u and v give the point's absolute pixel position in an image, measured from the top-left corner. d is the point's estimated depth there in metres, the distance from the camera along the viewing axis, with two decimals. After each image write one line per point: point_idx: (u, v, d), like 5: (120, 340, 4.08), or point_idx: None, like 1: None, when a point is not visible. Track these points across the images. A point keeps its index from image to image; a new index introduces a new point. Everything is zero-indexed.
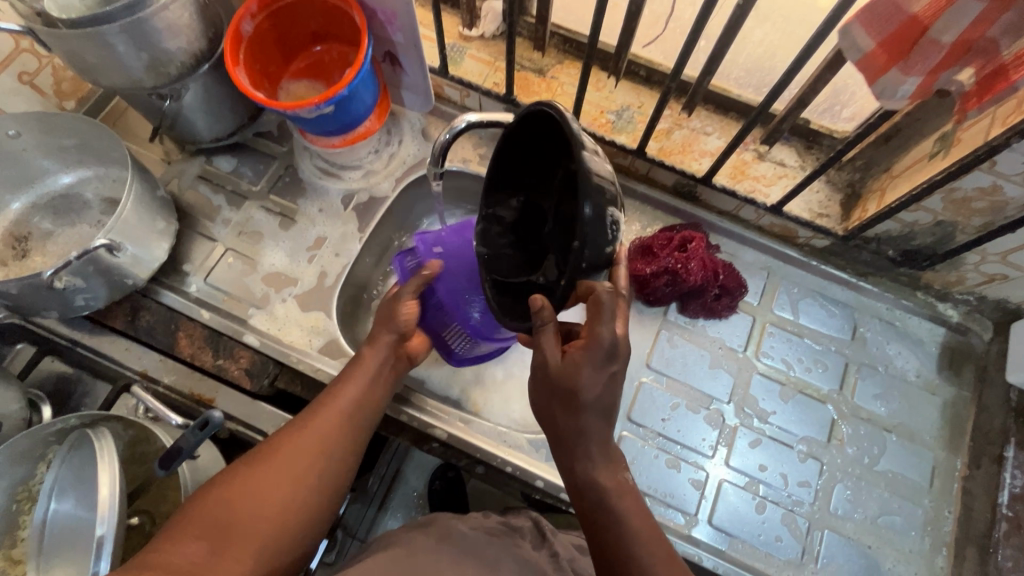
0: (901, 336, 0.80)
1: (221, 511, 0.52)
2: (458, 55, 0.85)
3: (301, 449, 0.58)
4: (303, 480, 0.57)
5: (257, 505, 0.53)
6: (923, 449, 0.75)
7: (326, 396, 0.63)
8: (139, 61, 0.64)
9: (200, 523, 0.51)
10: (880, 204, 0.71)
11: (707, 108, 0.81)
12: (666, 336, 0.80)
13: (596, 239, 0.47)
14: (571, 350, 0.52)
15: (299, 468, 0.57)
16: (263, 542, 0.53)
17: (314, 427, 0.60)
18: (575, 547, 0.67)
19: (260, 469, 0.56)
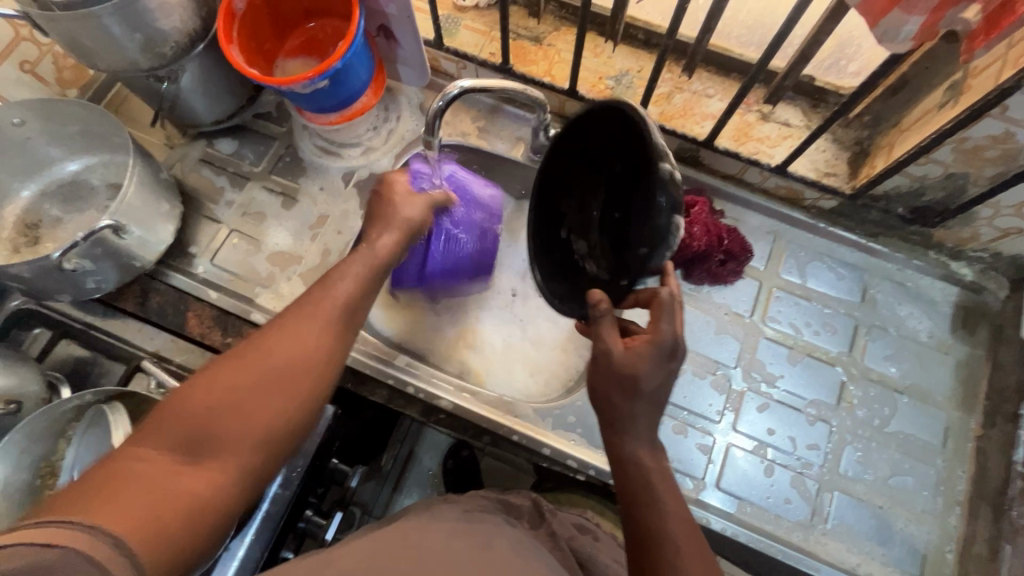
0: (913, 296, 0.79)
1: (200, 411, 0.45)
2: (453, 26, 0.84)
3: (288, 346, 0.50)
4: (292, 377, 0.49)
5: (238, 407, 0.47)
6: (936, 409, 0.74)
7: (315, 291, 0.55)
8: (134, 42, 0.64)
9: (175, 426, 0.45)
10: (888, 160, 0.70)
11: (708, 69, 0.79)
12: None
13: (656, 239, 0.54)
14: (634, 343, 0.54)
15: (285, 367, 0.49)
16: (249, 446, 0.46)
17: (303, 323, 0.52)
18: (576, 526, 0.69)
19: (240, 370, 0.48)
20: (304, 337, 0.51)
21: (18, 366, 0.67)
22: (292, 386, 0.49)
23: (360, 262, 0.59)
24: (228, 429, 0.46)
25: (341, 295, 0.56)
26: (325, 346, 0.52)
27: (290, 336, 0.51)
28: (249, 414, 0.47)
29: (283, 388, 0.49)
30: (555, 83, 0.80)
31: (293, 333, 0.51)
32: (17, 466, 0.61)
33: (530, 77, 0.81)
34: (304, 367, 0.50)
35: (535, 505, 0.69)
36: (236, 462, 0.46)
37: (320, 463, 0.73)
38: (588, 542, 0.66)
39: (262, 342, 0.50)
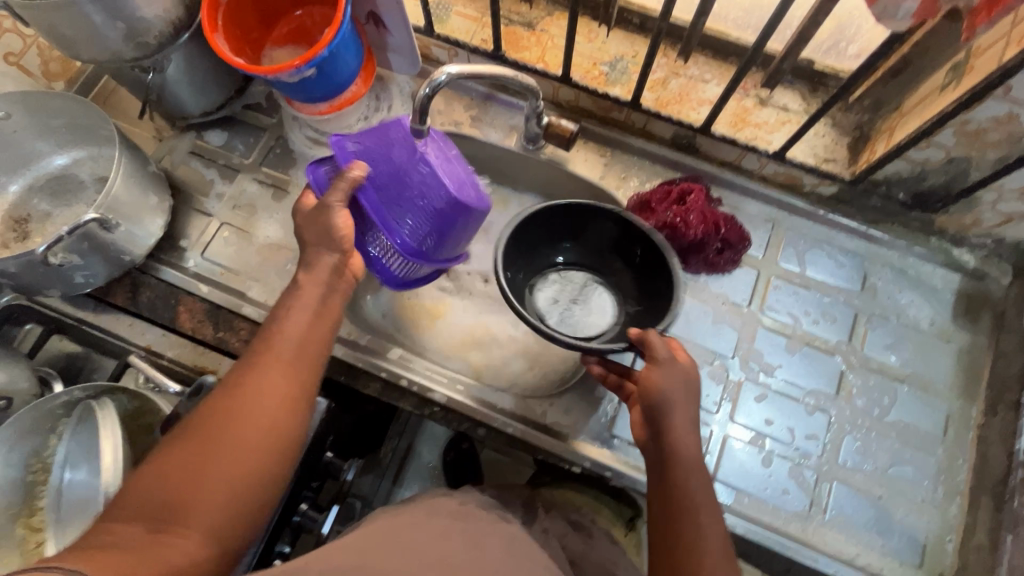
0: (914, 284, 0.77)
1: (160, 482, 0.46)
2: (444, 13, 0.82)
3: (244, 401, 0.51)
4: (252, 429, 0.50)
5: (199, 469, 0.47)
6: (937, 398, 0.73)
7: (266, 342, 0.56)
8: (116, 31, 0.63)
9: (137, 502, 0.45)
10: (889, 144, 0.68)
11: (704, 54, 0.78)
12: None
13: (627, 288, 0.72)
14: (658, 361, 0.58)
15: (243, 420, 0.50)
16: (216, 505, 0.46)
17: (255, 374, 0.53)
18: (570, 523, 0.69)
19: (207, 428, 0.49)
20: (259, 386, 0.52)
21: (7, 362, 0.66)
22: (252, 438, 0.50)
23: (308, 296, 0.59)
24: (190, 493, 0.46)
25: (291, 338, 0.56)
26: (283, 392, 0.53)
27: (244, 390, 0.52)
28: (211, 473, 0.47)
29: (244, 441, 0.49)
30: (549, 69, 0.79)
31: (246, 386, 0.52)
32: (6, 466, 0.61)
33: (523, 64, 0.79)
34: (262, 417, 0.51)
35: (529, 499, 0.71)
36: (206, 522, 0.45)
37: (314, 458, 0.72)
38: (581, 541, 0.66)
39: (217, 403, 0.51)
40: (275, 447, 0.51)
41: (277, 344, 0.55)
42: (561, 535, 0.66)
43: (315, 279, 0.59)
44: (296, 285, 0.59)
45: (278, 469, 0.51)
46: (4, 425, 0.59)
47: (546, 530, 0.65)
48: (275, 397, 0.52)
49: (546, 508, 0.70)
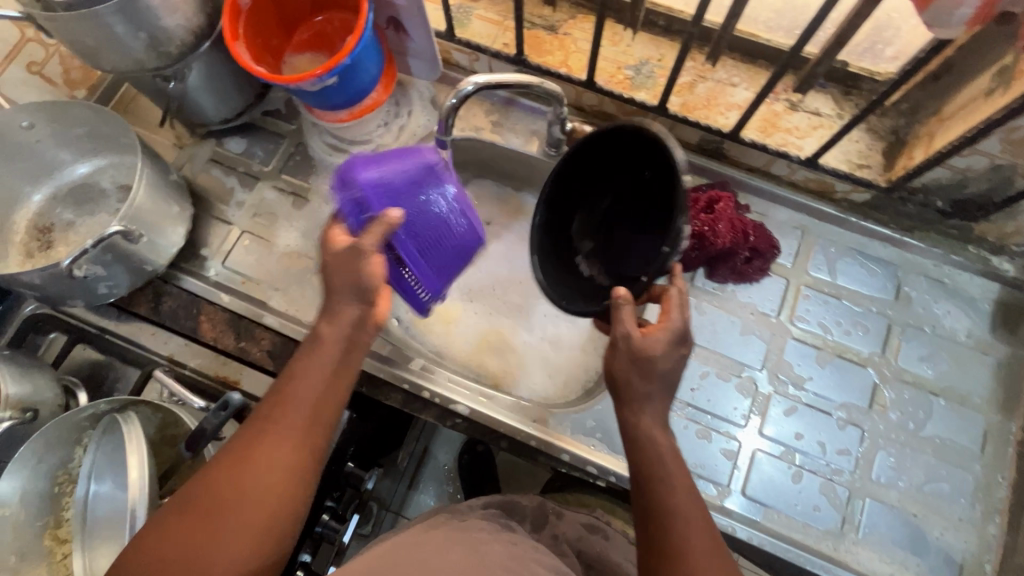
0: (951, 293, 0.75)
1: (160, 560, 0.44)
2: (465, 16, 0.81)
3: (250, 472, 0.49)
4: (258, 504, 0.48)
5: (202, 546, 0.45)
6: (975, 412, 0.71)
7: (282, 391, 0.54)
8: (139, 41, 0.62)
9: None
10: (928, 150, 0.66)
11: (733, 57, 0.75)
12: (693, 303, 0.76)
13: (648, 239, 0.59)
14: (647, 330, 0.55)
15: (248, 496, 0.48)
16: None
17: (264, 441, 0.51)
18: (585, 524, 0.68)
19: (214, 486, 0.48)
20: (267, 455, 0.50)
21: (33, 373, 0.66)
22: (256, 514, 0.48)
23: (329, 345, 0.56)
24: (191, 574, 0.44)
25: (304, 400, 0.53)
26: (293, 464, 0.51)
27: (251, 458, 0.50)
28: (211, 553, 0.45)
29: (248, 517, 0.47)
30: (572, 73, 0.77)
31: (254, 454, 0.50)
32: (34, 477, 0.61)
33: (546, 68, 0.78)
34: (269, 492, 0.49)
35: (540, 505, 0.70)
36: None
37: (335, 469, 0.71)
38: (598, 542, 0.66)
39: (222, 473, 0.49)
40: (280, 524, 0.49)
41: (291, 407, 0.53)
42: (576, 539, 0.66)
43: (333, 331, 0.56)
44: (318, 337, 0.56)
45: (281, 546, 0.49)
46: (32, 439, 0.58)
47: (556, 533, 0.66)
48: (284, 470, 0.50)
49: (563, 510, 0.70)
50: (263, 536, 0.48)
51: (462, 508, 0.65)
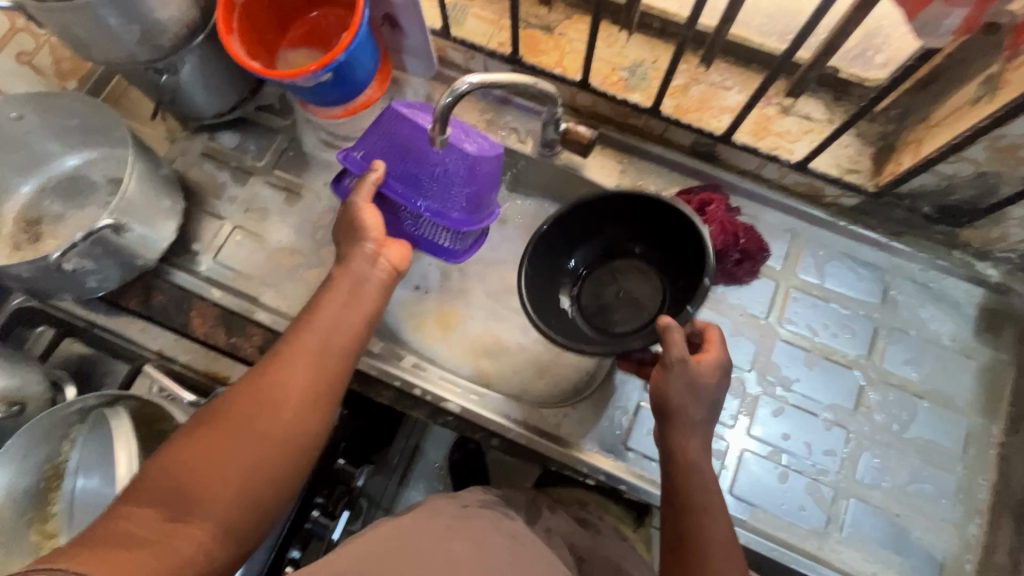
0: (936, 298, 0.76)
1: (179, 470, 0.46)
2: (460, 15, 0.81)
3: (265, 395, 0.52)
4: (273, 425, 0.51)
5: (221, 461, 0.48)
6: (957, 415, 0.72)
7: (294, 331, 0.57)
8: (132, 33, 0.62)
9: (157, 486, 0.45)
10: (915, 157, 0.67)
11: (726, 60, 0.76)
12: None
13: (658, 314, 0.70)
14: (701, 358, 0.58)
15: (263, 417, 0.51)
16: (234, 497, 0.47)
17: (277, 368, 0.53)
18: (575, 520, 0.68)
19: (229, 413, 0.51)
20: (280, 380, 0.53)
21: (20, 366, 0.66)
22: (271, 434, 0.50)
23: (342, 286, 0.60)
24: (211, 482, 0.46)
25: (315, 333, 0.56)
26: (307, 390, 0.53)
27: (265, 383, 0.52)
28: (230, 466, 0.48)
29: (265, 434, 0.50)
30: (567, 74, 0.78)
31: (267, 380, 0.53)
32: (20, 471, 0.61)
33: (541, 68, 0.78)
34: (283, 413, 0.51)
35: (533, 498, 0.69)
36: (223, 511, 0.46)
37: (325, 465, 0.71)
38: (588, 537, 0.66)
39: (239, 395, 0.52)
40: (294, 445, 0.51)
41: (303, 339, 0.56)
42: (568, 532, 0.65)
43: (344, 274, 0.61)
44: (331, 279, 0.61)
45: (294, 467, 0.51)
46: (19, 433, 0.58)
47: (549, 524, 0.65)
48: (298, 395, 0.53)
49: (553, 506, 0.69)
50: (278, 455, 0.50)
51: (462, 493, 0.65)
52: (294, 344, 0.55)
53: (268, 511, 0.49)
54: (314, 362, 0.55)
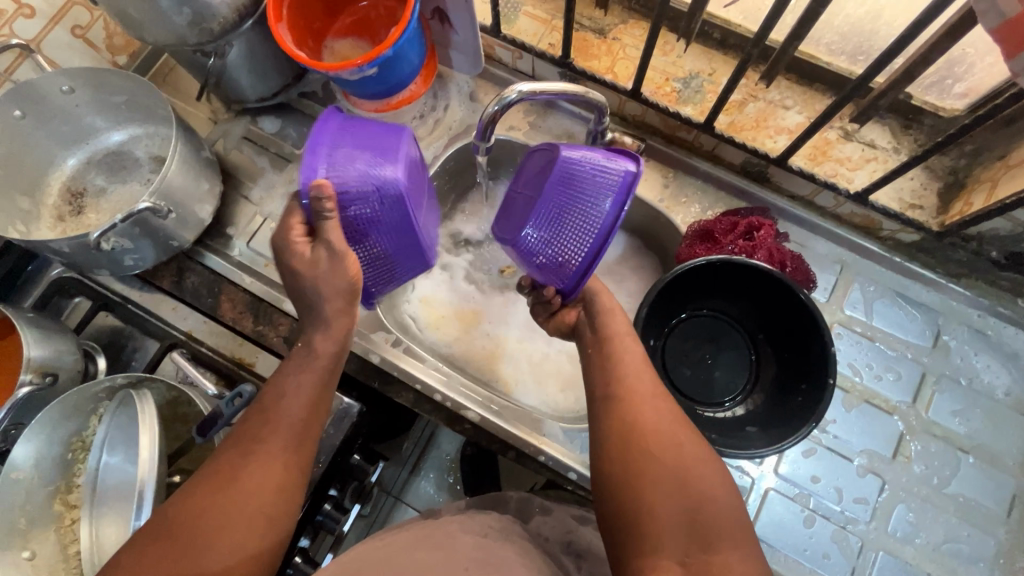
0: (993, 347, 0.71)
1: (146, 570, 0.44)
2: (512, 13, 0.78)
3: (235, 486, 0.49)
4: (244, 523, 0.48)
5: (194, 553, 0.46)
6: (1004, 475, 0.68)
7: (265, 407, 0.55)
8: (182, 16, 0.61)
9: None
10: (989, 198, 0.62)
11: (789, 78, 0.72)
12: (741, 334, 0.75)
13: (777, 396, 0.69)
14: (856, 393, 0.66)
15: (235, 512, 0.48)
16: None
17: (248, 456, 0.51)
18: (575, 518, 0.67)
19: (193, 509, 0.48)
20: (251, 467, 0.51)
21: (56, 337, 0.67)
22: (248, 527, 0.48)
23: (320, 358, 0.58)
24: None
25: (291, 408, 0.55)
26: (280, 476, 0.52)
27: (238, 470, 0.50)
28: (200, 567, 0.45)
29: (239, 523, 0.48)
30: (617, 81, 0.75)
31: (242, 466, 0.51)
32: (48, 444, 0.61)
33: (591, 74, 0.75)
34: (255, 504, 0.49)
35: (526, 499, 0.71)
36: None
37: (342, 459, 0.73)
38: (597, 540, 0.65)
39: (209, 483, 0.50)
40: (267, 536, 0.50)
41: (277, 421, 0.54)
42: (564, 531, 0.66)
43: (329, 346, 0.58)
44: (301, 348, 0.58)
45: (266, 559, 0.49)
46: (50, 406, 0.59)
47: (551, 529, 0.65)
48: (269, 485, 0.51)
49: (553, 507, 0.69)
50: (253, 545, 0.49)
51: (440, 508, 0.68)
52: (267, 428, 0.53)
53: None
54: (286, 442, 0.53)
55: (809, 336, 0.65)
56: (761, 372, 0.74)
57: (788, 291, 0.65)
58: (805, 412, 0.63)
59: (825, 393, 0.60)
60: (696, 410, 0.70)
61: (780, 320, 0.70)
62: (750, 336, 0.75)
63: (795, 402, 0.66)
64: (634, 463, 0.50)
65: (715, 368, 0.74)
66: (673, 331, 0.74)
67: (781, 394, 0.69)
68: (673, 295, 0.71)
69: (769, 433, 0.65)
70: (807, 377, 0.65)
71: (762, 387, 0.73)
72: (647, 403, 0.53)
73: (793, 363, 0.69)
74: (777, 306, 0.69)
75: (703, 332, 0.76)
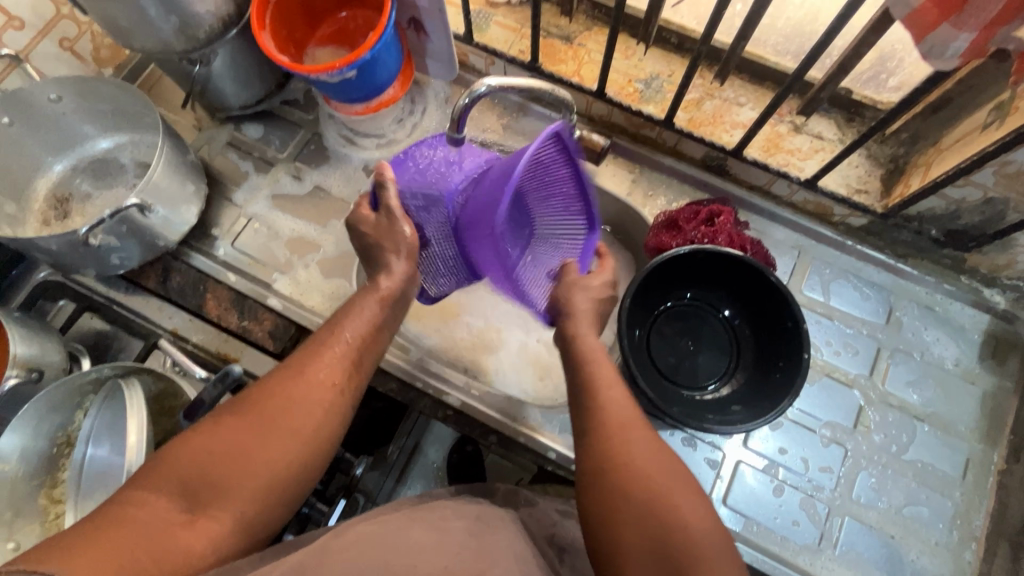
0: (941, 322, 0.76)
1: (200, 460, 0.47)
2: (484, 22, 0.83)
3: (287, 400, 0.52)
4: (291, 436, 0.51)
5: (243, 453, 0.48)
6: (958, 440, 0.72)
7: (332, 329, 0.59)
8: (169, 23, 0.65)
9: (174, 472, 0.46)
10: (925, 179, 0.67)
11: (741, 77, 0.77)
12: (718, 319, 0.76)
13: (756, 377, 0.71)
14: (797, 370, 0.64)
15: (280, 423, 0.51)
16: (253, 490, 0.48)
17: (300, 373, 0.54)
18: (558, 511, 0.69)
19: (249, 412, 0.51)
20: (303, 385, 0.53)
21: (42, 335, 0.68)
22: (292, 439, 0.51)
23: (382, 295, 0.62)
24: (233, 477, 0.47)
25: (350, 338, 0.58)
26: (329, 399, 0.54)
27: (289, 384, 0.53)
28: (247, 468, 0.48)
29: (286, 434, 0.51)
30: (584, 83, 0.80)
31: (295, 382, 0.53)
32: (34, 437, 0.62)
33: (559, 76, 0.80)
34: (305, 421, 0.52)
35: (512, 491, 0.72)
36: (246, 502, 0.47)
37: None
38: (571, 528, 0.67)
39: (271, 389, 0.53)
40: (311, 451, 0.52)
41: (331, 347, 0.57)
42: (549, 524, 0.66)
43: (391, 284, 0.62)
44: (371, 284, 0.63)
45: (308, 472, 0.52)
46: (38, 399, 0.60)
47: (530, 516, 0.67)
48: (317, 403, 0.53)
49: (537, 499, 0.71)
50: (300, 467, 0.51)
51: (433, 493, 0.70)
52: (321, 353, 0.56)
53: (282, 510, 0.50)
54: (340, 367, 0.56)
55: (782, 312, 0.68)
56: (741, 356, 0.75)
57: (759, 270, 0.68)
58: (785, 386, 0.65)
59: (802, 364, 0.64)
60: (680, 396, 0.71)
61: (758, 303, 0.72)
62: (728, 322, 0.76)
63: (774, 378, 0.68)
64: (611, 499, 0.49)
65: (698, 355, 0.75)
66: (653, 320, 0.75)
67: (760, 373, 0.71)
68: (653, 284, 0.72)
69: (755, 410, 0.66)
70: (783, 352, 0.68)
71: (740, 370, 0.74)
72: (627, 450, 0.51)
73: (768, 342, 0.71)
74: (753, 290, 0.71)
75: (683, 321, 0.76)
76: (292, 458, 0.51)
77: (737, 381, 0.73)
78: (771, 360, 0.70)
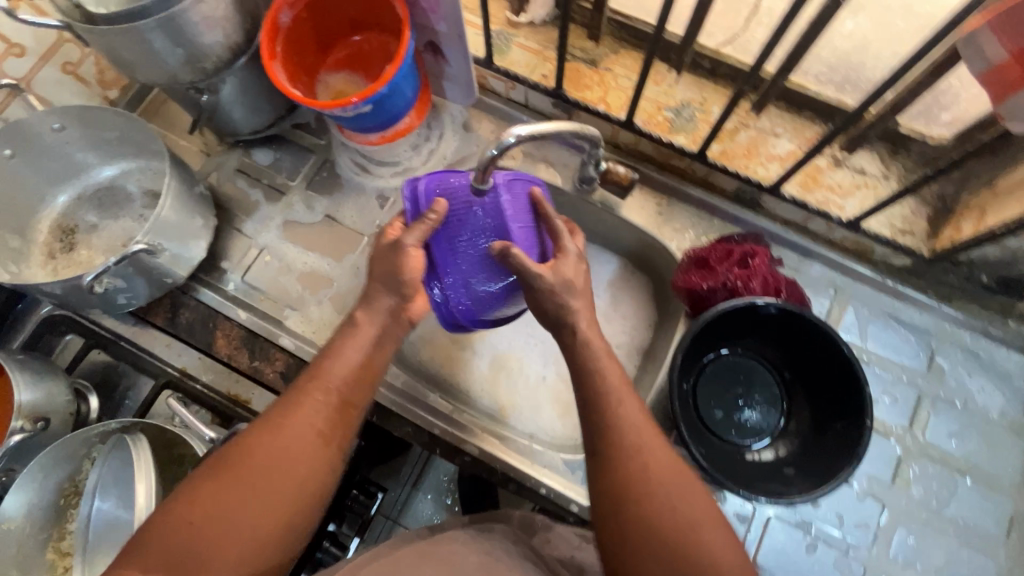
0: (986, 368, 0.72)
1: (179, 535, 0.43)
2: (504, 44, 0.79)
3: (271, 460, 0.47)
4: (283, 491, 0.47)
5: (224, 521, 0.44)
6: (1001, 495, 0.68)
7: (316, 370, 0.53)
8: (176, 56, 0.61)
9: (160, 550, 0.43)
10: (979, 226, 0.63)
11: (779, 106, 0.73)
12: (768, 373, 0.73)
13: (812, 440, 0.67)
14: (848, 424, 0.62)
15: (264, 488, 0.46)
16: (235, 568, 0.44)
17: (293, 422, 0.50)
18: (579, 535, 0.64)
19: (235, 469, 0.46)
20: (297, 439, 0.49)
21: (48, 378, 0.66)
22: (279, 501, 0.47)
23: (365, 331, 0.55)
24: (219, 551, 0.43)
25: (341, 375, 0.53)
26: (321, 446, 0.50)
27: (280, 435, 0.49)
28: (235, 534, 0.44)
29: (281, 488, 0.47)
30: (610, 111, 0.76)
31: (289, 437, 0.49)
32: (40, 491, 0.61)
33: (584, 103, 0.76)
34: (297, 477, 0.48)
35: (529, 517, 0.66)
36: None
37: None
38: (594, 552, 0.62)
39: (255, 442, 0.48)
40: (298, 516, 0.48)
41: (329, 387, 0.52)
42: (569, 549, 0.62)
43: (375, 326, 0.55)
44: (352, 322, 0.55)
45: (301, 529, 0.48)
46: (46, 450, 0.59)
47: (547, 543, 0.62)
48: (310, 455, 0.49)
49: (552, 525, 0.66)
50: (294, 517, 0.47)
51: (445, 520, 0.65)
52: (317, 402, 0.51)
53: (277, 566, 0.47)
54: (332, 408, 0.52)
55: (842, 372, 0.64)
56: (793, 416, 0.71)
57: (816, 324, 0.64)
58: (842, 456, 0.61)
59: (864, 432, 0.59)
60: (728, 456, 0.67)
61: (812, 358, 0.68)
62: (779, 376, 0.72)
63: (831, 440, 0.64)
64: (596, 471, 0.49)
65: (747, 409, 0.71)
66: (701, 374, 0.71)
67: (816, 436, 0.67)
68: (704, 337, 0.69)
69: (812, 480, 0.63)
70: (841, 416, 0.64)
71: (791, 430, 0.70)
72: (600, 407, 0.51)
73: (824, 400, 0.67)
74: (808, 344, 0.67)
75: (733, 373, 0.72)
76: (282, 522, 0.47)
77: (787, 444, 0.70)
78: (828, 422, 0.66)
